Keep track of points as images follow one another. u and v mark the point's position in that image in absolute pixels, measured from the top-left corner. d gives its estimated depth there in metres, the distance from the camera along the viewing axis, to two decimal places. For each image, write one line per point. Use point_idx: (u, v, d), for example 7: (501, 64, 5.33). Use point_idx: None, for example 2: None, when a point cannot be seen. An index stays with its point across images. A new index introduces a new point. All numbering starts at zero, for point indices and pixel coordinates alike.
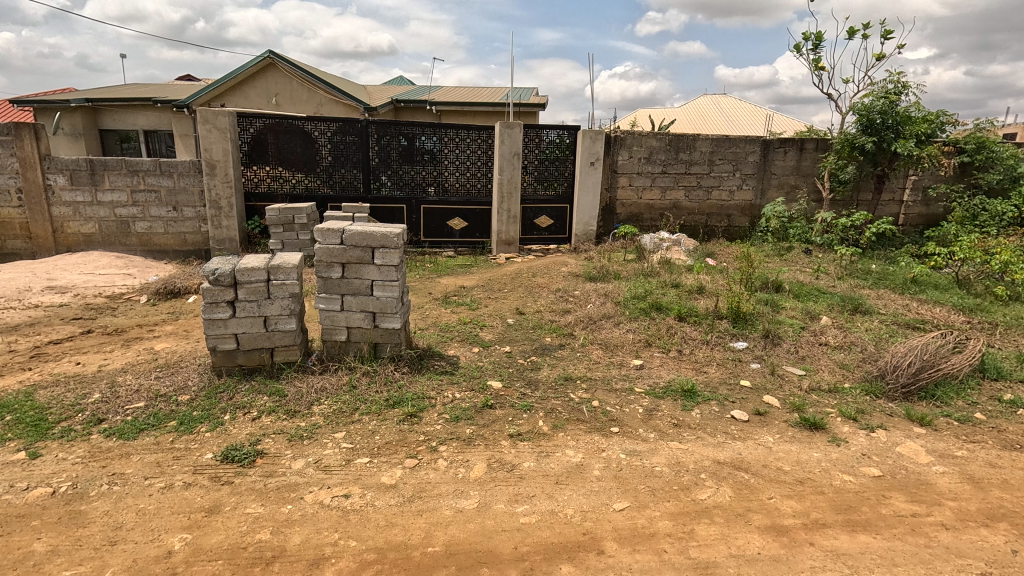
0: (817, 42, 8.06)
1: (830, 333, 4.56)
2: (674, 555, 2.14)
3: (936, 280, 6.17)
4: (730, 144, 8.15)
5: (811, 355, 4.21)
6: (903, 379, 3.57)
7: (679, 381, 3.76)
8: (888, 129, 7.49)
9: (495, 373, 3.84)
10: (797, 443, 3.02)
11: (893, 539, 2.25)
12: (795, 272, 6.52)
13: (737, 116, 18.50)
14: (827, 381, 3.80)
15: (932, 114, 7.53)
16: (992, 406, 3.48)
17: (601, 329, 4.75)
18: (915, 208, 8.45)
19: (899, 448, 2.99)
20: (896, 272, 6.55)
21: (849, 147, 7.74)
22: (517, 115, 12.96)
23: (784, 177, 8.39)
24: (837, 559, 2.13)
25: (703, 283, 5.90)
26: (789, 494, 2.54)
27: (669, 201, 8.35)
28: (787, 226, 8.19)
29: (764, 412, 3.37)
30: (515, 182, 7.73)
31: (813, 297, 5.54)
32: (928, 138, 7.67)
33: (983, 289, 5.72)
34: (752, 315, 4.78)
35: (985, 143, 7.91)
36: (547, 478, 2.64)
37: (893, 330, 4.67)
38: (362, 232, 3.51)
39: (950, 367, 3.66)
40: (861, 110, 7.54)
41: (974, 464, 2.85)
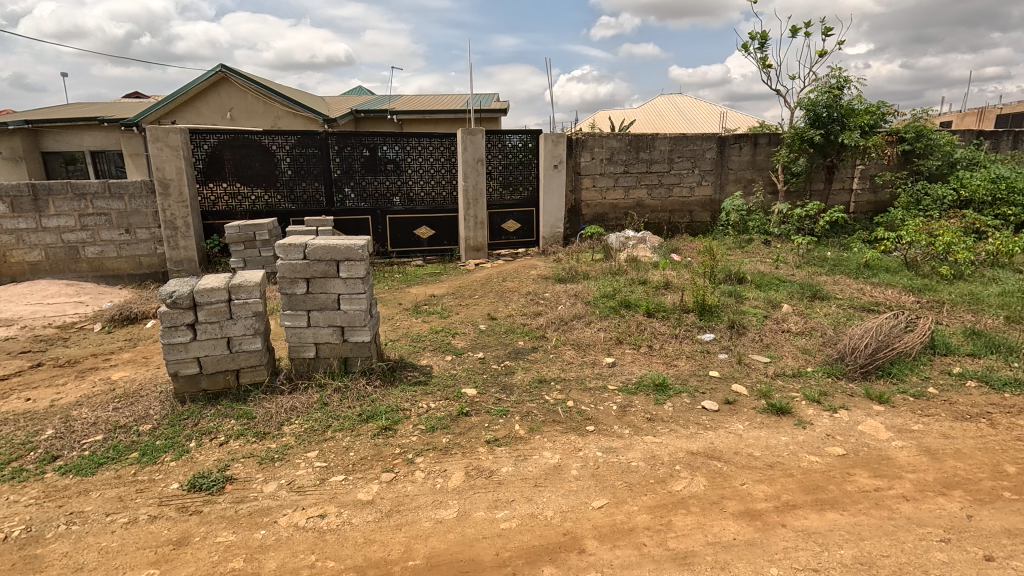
0: (763, 41, 8.41)
1: (791, 320, 4.72)
2: (653, 548, 2.17)
3: (887, 263, 6.46)
4: (687, 142, 8.36)
5: (775, 342, 4.35)
6: (861, 360, 3.72)
7: (651, 376, 3.83)
8: (833, 122, 7.85)
9: (469, 381, 3.82)
10: (766, 429, 3.11)
11: (859, 514, 2.34)
12: (756, 263, 6.72)
13: (693, 115, 19.03)
14: (792, 366, 3.93)
15: (874, 106, 7.91)
16: (943, 380, 3.68)
17: (573, 329, 4.80)
18: (864, 195, 8.84)
19: (861, 426, 3.12)
20: (850, 258, 6.84)
21: (799, 141, 8.05)
22: (479, 121, 13.02)
23: (741, 172, 8.66)
24: (808, 538, 2.20)
25: (669, 278, 6.03)
26: (760, 479, 2.62)
27: (632, 200, 8.50)
28: (746, 219, 8.46)
29: (733, 401, 3.46)
30: (480, 188, 7.74)
31: (774, 286, 5.72)
32: (873, 129, 8.05)
33: (930, 269, 6.02)
34: (717, 307, 4.91)
35: (923, 132, 8.35)
36: (525, 482, 2.64)
37: (850, 314, 4.87)
38: (325, 246, 3.45)
39: (904, 346, 3.85)
40: (808, 105, 7.87)
41: (929, 437, 2.99)
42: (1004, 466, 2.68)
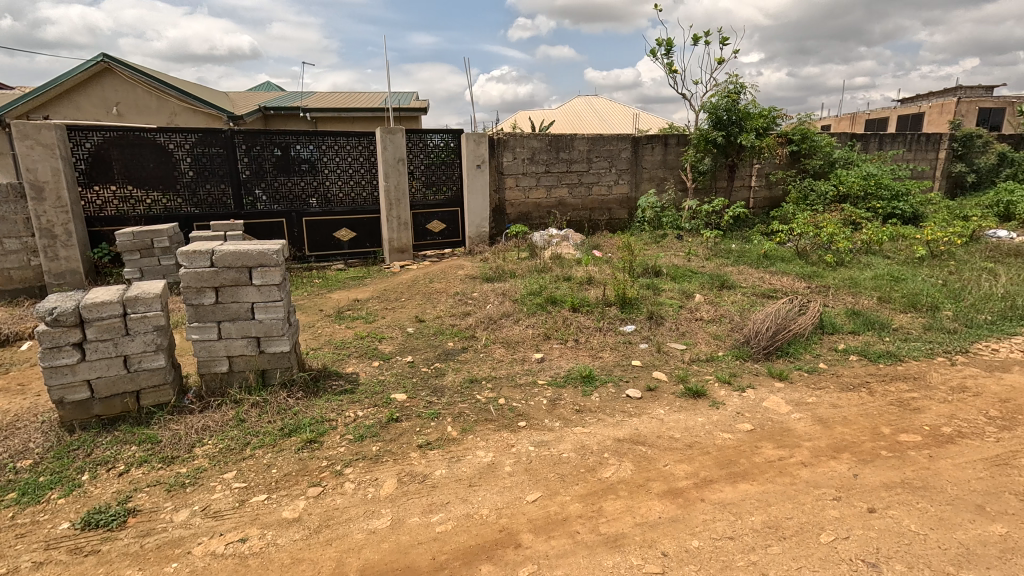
0: (669, 47, 8.94)
1: (703, 309, 5.07)
2: (586, 534, 2.25)
3: (782, 252, 7.11)
4: (604, 142, 8.71)
5: (689, 330, 4.65)
6: (763, 342, 4.08)
7: (578, 369, 3.95)
8: (732, 125, 8.52)
9: (398, 386, 3.73)
10: (684, 412, 3.33)
11: (766, 483, 2.57)
12: (671, 257, 7.14)
13: (609, 116, 19.84)
14: (705, 351, 4.23)
15: (766, 110, 8.68)
16: (831, 356, 4.12)
17: (502, 328, 4.85)
18: (761, 192, 9.67)
19: (765, 402, 3.42)
20: (751, 249, 7.46)
21: (704, 141, 8.65)
22: (398, 120, 12.74)
23: (654, 171, 9.16)
24: (724, 509, 2.38)
25: (592, 273, 6.25)
26: (680, 459, 2.80)
27: (555, 199, 8.72)
28: (660, 216, 8.95)
29: (654, 387, 3.66)
30: (402, 188, 7.58)
31: (687, 278, 6.11)
32: (766, 131, 8.82)
33: (817, 257, 6.71)
34: (637, 300, 5.16)
35: (808, 134, 9.28)
36: (460, 483, 2.63)
37: (753, 300, 5.31)
38: (235, 251, 3.22)
39: (799, 327, 4.26)
40: (710, 108, 8.48)
41: (821, 407, 3.34)
42: (881, 428, 3.05)
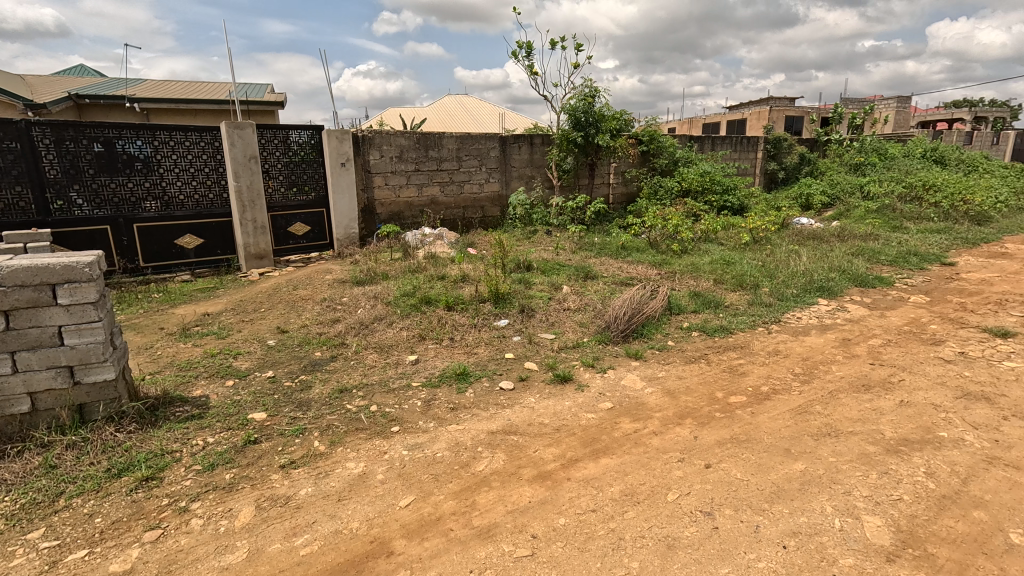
0: (529, 50, 9.31)
1: (570, 299, 5.38)
2: (459, 530, 2.27)
3: (637, 243, 7.82)
4: (472, 141, 8.81)
5: (558, 320, 4.90)
6: (621, 326, 4.45)
7: (452, 367, 3.96)
8: (589, 126, 9.14)
9: (257, 404, 3.42)
10: (553, 397, 3.50)
11: (623, 454, 2.81)
12: (541, 252, 7.47)
13: (479, 115, 20.11)
14: (572, 339, 4.49)
15: (619, 113, 9.45)
16: (677, 333, 4.63)
17: (374, 332, 4.68)
18: (618, 188, 10.51)
19: (623, 381, 3.74)
20: (612, 241, 8.09)
21: (566, 141, 9.17)
22: (250, 114, 11.64)
23: (522, 169, 9.48)
24: (587, 484, 2.56)
25: (466, 271, 6.30)
26: (549, 443, 2.95)
27: (426, 197, 8.62)
28: (530, 212, 9.30)
29: (526, 377, 3.80)
30: (257, 188, 6.94)
31: (555, 271, 6.44)
32: (619, 133, 9.61)
33: (666, 247, 7.49)
34: (509, 294, 5.31)
35: (654, 136, 10.29)
36: (328, 499, 2.50)
37: (613, 288, 5.77)
38: (30, 267, 2.69)
39: (651, 310, 4.71)
40: (570, 110, 9.01)
41: (669, 380, 3.75)
42: (716, 393, 3.51)
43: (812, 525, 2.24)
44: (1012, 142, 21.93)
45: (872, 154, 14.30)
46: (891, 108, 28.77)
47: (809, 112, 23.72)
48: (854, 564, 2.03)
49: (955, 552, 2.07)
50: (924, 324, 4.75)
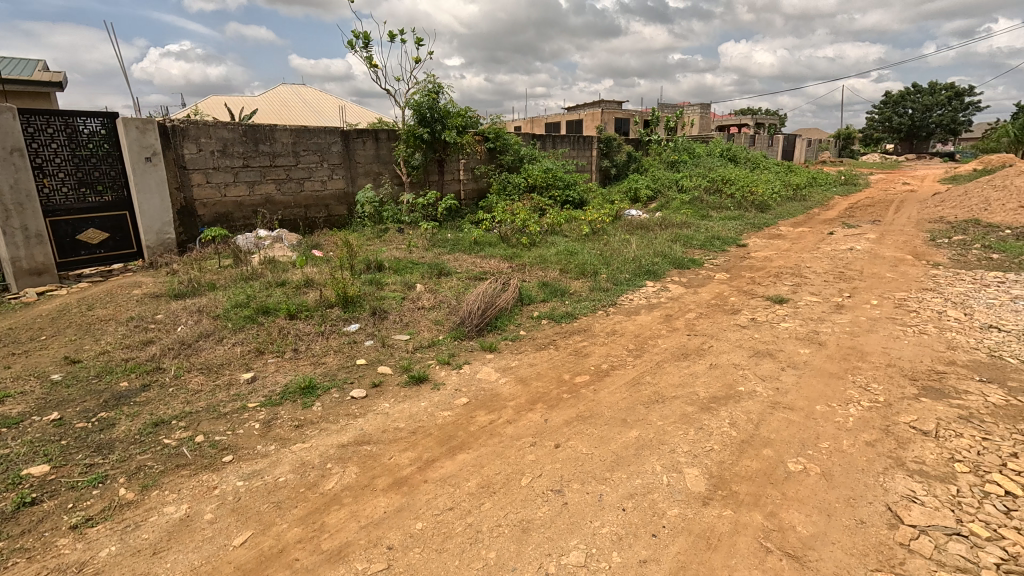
0: (367, 41, 8.91)
1: (424, 297, 5.29)
2: (306, 558, 2.09)
3: (489, 238, 8.00)
4: (310, 135, 8.16)
5: (413, 320, 4.78)
6: (476, 320, 4.50)
7: (296, 380, 3.63)
8: (435, 122, 9.08)
9: (35, 456, 2.75)
10: (408, 400, 3.41)
11: (480, 447, 2.85)
12: (393, 250, 7.24)
13: (318, 107, 18.75)
14: (427, 338, 4.42)
15: (464, 110, 9.56)
16: (528, 323, 4.84)
17: (199, 351, 4.08)
18: (469, 185, 10.63)
19: (479, 374, 3.79)
20: (465, 237, 8.17)
21: (412, 137, 8.99)
22: (13, 96, 9.35)
23: (368, 165, 9.05)
24: (444, 484, 2.54)
25: (310, 275, 5.83)
26: (405, 447, 2.87)
27: (260, 196, 7.79)
28: (380, 210, 8.94)
29: (380, 383, 3.64)
30: (25, 188, 5.60)
31: (408, 269, 6.28)
32: (465, 129, 9.73)
33: (516, 240, 7.79)
34: (359, 297, 5.02)
35: (500, 133, 10.62)
36: (140, 555, 2.11)
37: (467, 283, 5.83)
38: None
39: (503, 302, 4.85)
40: (414, 105, 8.85)
41: (522, 368, 3.90)
42: (564, 376, 3.74)
43: (645, 485, 2.50)
44: (781, 144, 27.12)
45: (683, 153, 16.53)
46: (696, 113, 33.60)
47: (633, 115, 26.59)
48: (678, 513, 2.31)
49: (751, 486, 2.49)
50: (726, 297, 5.62)
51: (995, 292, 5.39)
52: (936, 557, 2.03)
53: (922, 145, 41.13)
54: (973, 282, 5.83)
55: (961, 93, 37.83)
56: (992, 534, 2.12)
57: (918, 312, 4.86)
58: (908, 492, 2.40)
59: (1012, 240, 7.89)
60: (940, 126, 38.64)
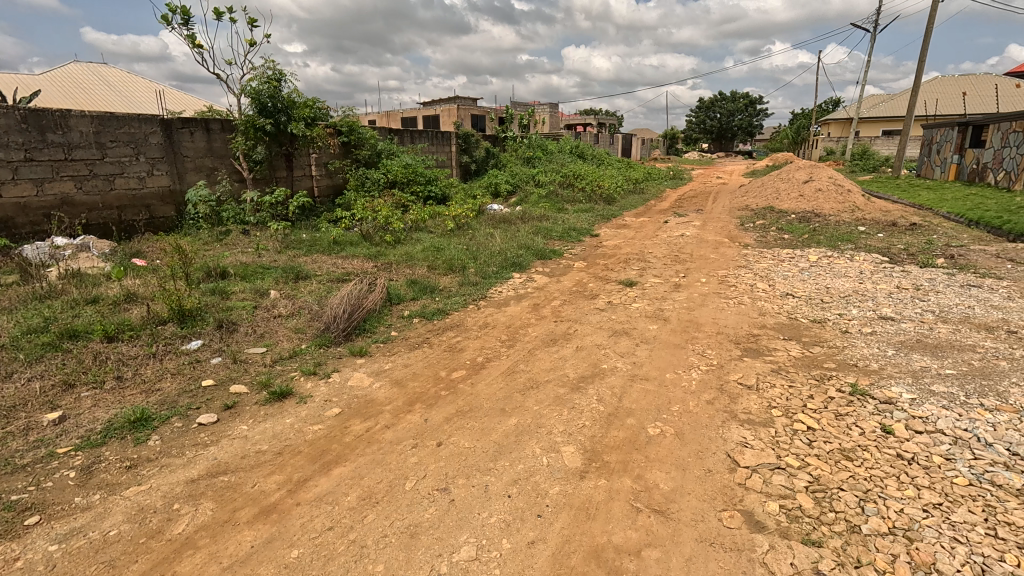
0: (186, 17, 7.78)
1: (280, 304, 4.81)
2: None
3: (350, 237, 7.57)
4: (118, 123, 6.83)
5: (269, 330, 4.32)
6: (342, 324, 4.22)
7: (124, 413, 3.05)
8: (279, 113, 8.32)
9: None
10: (271, 419, 3.08)
11: (357, 458, 2.70)
12: (238, 254, 6.46)
13: (126, 91, 15.91)
14: (287, 348, 4.03)
15: (311, 101, 8.89)
16: (399, 323, 4.69)
17: None
18: (323, 180, 9.89)
19: (350, 381, 3.57)
20: (322, 237, 7.62)
21: (252, 128, 8.09)
22: None
23: (200, 160, 7.83)
24: (320, 504, 2.36)
25: (132, 288, 4.94)
26: (271, 471, 2.60)
27: (53, 196, 6.37)
28: (218, 210, 7.89)
29: (233, 404, 3.23)
30: None
31: (258, 275, 5.66)
32: (314, 121, 9.05)
33: (380, 238, 7.49)
34: (199, 310, 4.37)
35: (354, 126, 10.08)
36: None
37: (328, 286, 5.44)
38: None
39: (370, 303, 4.63)
40: (252, 93, 7.98)
41: (396, 370, 3.76)
42: (440, 373, 3.70)
43: (528, 469, 2.59)
44: (620, 143, 29.96)
45: (537, 149, 17.38)
46: (546, 112, 35.56)
47: (488, 112, 27.21)
48: (559, 490, 2.44)
49: (619, 454, 2.72)
50: (585, 284, 6.05)
51: (788, 266, 6.59)
52: (765, 489, 2.42)
53: (728, 145, 48.60)
54: (773, 258, 7.06)
55: (753, 102, 45.46)
56: (801, 462, 2.60)
57: (736, 286, 5.74)
58: (741, 439, 2.82)
59: (796, 223, 9.71)
60: (740, 129, 46.01)
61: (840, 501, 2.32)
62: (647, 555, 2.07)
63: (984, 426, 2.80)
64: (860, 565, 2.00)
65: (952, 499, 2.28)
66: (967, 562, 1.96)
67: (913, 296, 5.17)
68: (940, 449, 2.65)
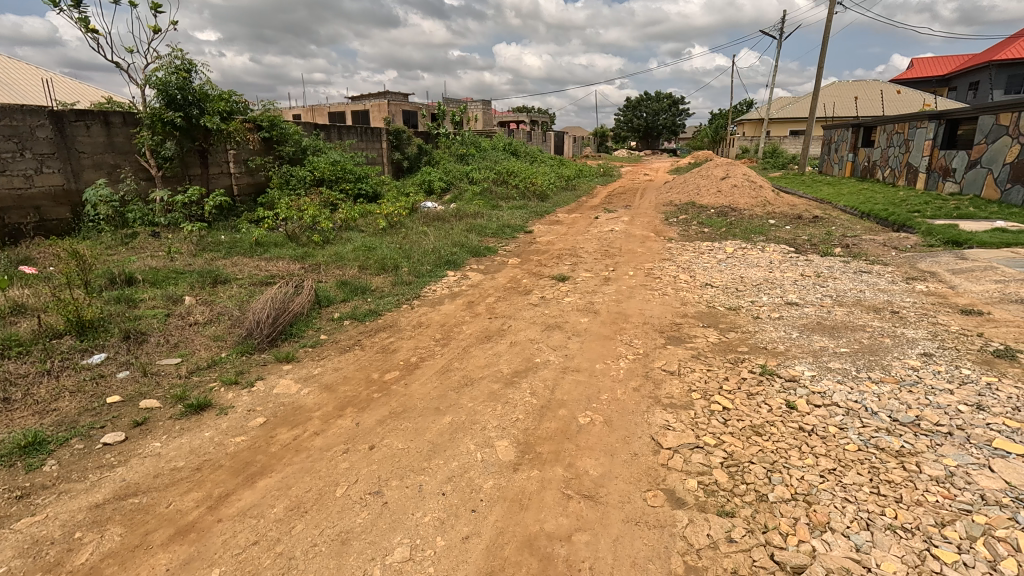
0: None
1: (196, 311, 4.50)
2: None
3: (274, 237, 7.20)
4: None
5: (184, 339, 4.04)
6: (266, 330, 4.02)
7: (11, 438, 2.73)
8: (190, 106, 7.77)
9: None
10: (188, 433, 2.90)
11: (285, 467, 2.61)
12: (147, 259, 5.97)
13: (6, 78, 14.17)
14: (205, 357, 3.78)
15: (226, 93, 8.37)
16: (329, 326, 4.54)
17: None
18: (243, 178, 9.27)
19: (275, 389, 3.41)
20: (243, 238, 7.19)
21: (160, 122, 7.47)
22: None
23: (98, 156, 7.11)
24: (244, 518, 2.26)
25: (19, 299, 4.42)
26: (189, 488, 2.44)
27: None
28: (122, 211, 7.23)
29: (144, 420, 3.00)
30: None
31: (171, 280, 5.25)
32: (230, 116, 8.52)
33: (307, 238, 7.19)
34: (102, 320, 4.00)
35: (275, 121, 9.57)
36: None
37: (251, 290, 5.16)
38: None
39: (297, 306, 4.44)
40: (157, 83, 7.39)
41: (326, 375, 3.65)
42: (373, 375, 3.63)
43: (462, 466, 2.61)
44: (552, 140, 30.52)
45: (470, 146, 17.34)
46: (478, 109, 35.58)
47: (420, 108, 26.81)
48: (493, 484, 2.48)
49: (551, 444, 2.80)
50: (519, 280, 6.14)
51: (708, 258, 7.02)
52: (685, 467, 2.59)
53: (654, 143, 50.81)
54: (695, 251, 7.48)
55: (676, 102, 47.82)
56: (717, 440, 2.80)
57: (661, 278, 6.04)
58: (664, 422, 2.99)
59: (715, 217, 10.34)
60: (664, 128, 48.25)
61: (750, 474, 2.52)
62: (578, 539, 2.16)
63: (870, 396, 3.15)
64: (766, 530, 2.19)
65: (844, 463, 2.55)
66: (855, 519, 2.20)
67: (814, 282, 5.67)
68: (835, 420, 2.94)
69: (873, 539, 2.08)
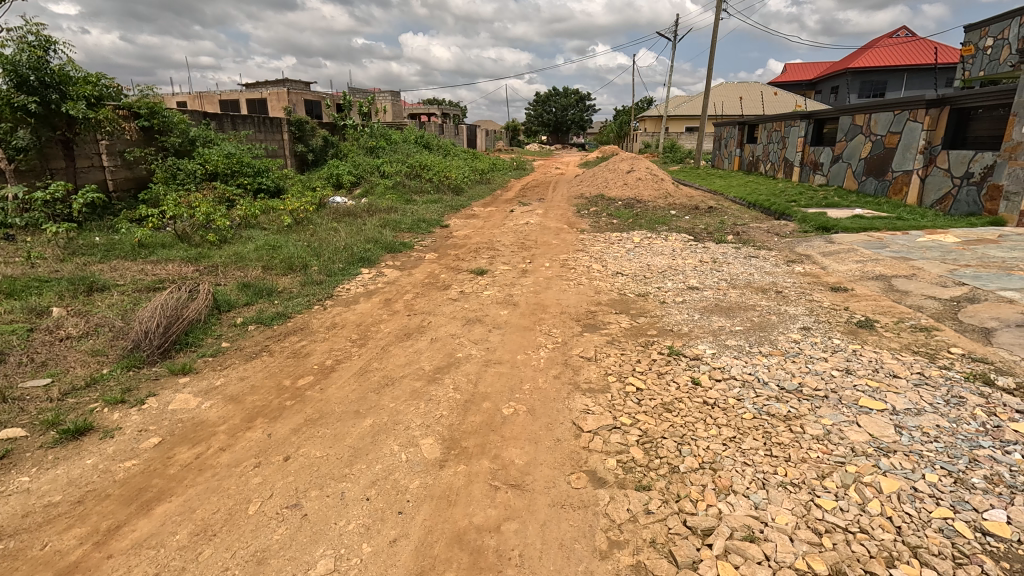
0: None
1: (68, 324, 3.95)
2: None
3: (160, 238, 6.49)
4: None
5: (53, 356, 3.53)
6: (157, 341, 3.63)
7: None
8: (47, 89, 6.81)
9: None
10: (63, 463, 2.54)
11: (188, 489, 2.38)
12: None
13: None
14: (82, 376, 3.33)
15: (93, 76, 7.39)
16: (231, 332, 4.19)
17: None
18: (119, 172, 8.22)
19: (171, 405, 3.10)
20: (123, 240, 6.41)
21: (8, 107, 6.42)
22: None
23: None
24: (140, 550, 2.04)
25: None
26: (68, 525, 2.15)
27: None
28: None
29: (5, 453, 2.59)
30: None
31: (32, 289, 4.56)
32: (99, 101, 7.53)
33: (200, 238, 6.58)
34: None
35: (155, 109, 8.59)
36: None
37: (136, 297, 4.62)
38: None
39: (192, 314, 4.04)
40: (3, 62, 6.35)
41: (231, 386, 3.36)
42: (283, 383, 3.41)
43: (386, 468, 2.54)
44: (464, 134, 30.38)
45: (380, 139, 16.74)
46: (387, 100, 34.53)
47: (325, 98, 25.49)
48: (419, 483, 2.44)
49: (477, 438, 2.80)
50: (437, 275, 6.06)
51: (618, 247, 7.37)
52: (605, 448, 2.72)
53: (564, 138, 52.28)
54: (606, 241, 7.82)
55: (583, 99, 49.50)
56: (632, 420, 2.96)
57: (576, 268, 6.25)
58: (584, 406, 3.11)
59: (623, 208, 10.87)
60: (573, 124, 49.75)
61: (663, 448, 2.70)
62: (506, 528, 2.19)
63: (761, 368, 3.50)
64: (679, 499, 2.36)
65: (743, 431, 2.81)
66: (753, 480, 2.43)
67: (711, 268, 6.16)
68: (733, 392, 3.23)
69: (768, 497, 2.32)
